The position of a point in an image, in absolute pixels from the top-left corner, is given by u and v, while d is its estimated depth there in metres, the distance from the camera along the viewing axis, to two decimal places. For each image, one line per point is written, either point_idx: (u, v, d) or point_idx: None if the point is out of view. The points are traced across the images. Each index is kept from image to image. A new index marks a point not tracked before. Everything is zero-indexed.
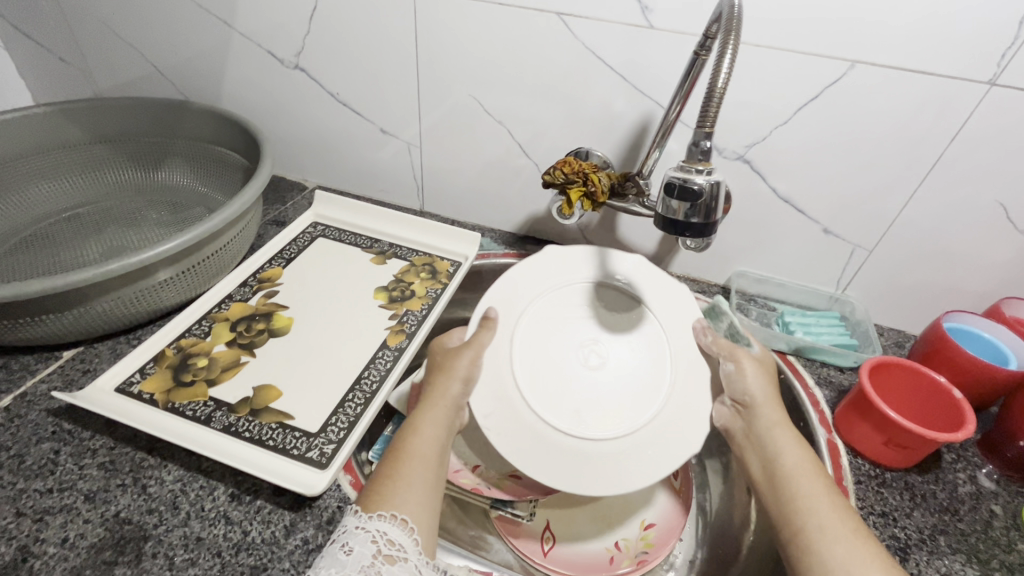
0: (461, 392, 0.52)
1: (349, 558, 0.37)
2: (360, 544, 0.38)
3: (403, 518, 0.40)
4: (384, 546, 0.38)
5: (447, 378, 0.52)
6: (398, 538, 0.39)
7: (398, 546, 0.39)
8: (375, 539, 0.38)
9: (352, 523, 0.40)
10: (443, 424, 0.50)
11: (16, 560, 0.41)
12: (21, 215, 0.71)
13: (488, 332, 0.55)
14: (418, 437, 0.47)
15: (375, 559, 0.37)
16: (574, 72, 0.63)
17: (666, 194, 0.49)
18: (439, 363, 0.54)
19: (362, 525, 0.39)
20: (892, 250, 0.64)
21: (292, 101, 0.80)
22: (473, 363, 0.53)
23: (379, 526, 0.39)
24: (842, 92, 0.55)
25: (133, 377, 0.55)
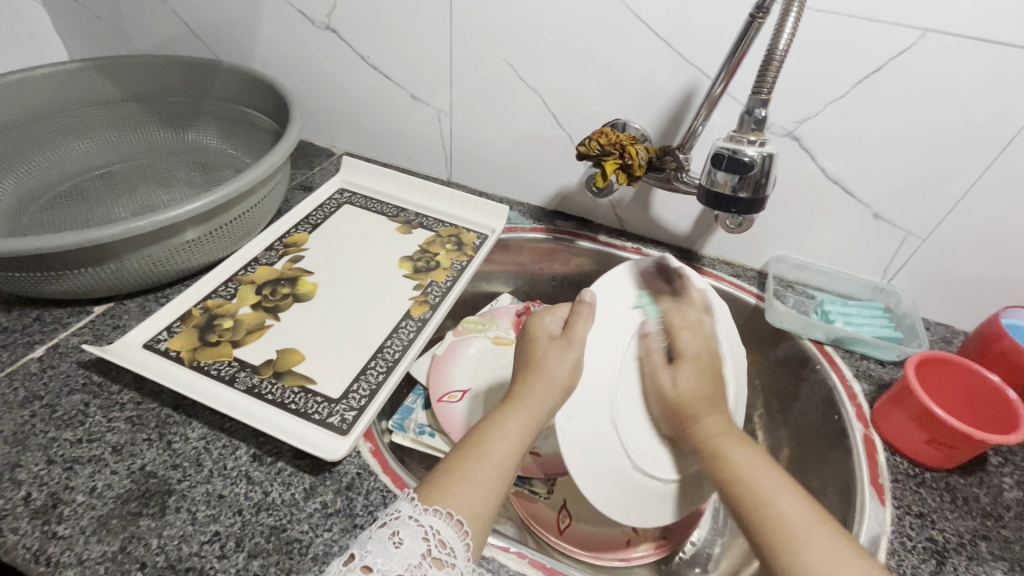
0: (557, 404, 0.48)
1: (398, 551, 0.36)
2: (410, 538, 0.37)
3: (457, 520, 0.38)
4: (434, 548, 0.37)
5: (545, 380, 0.48)
6: (451, 540, 0.37)
7: (449, 548, 0.37)
8: (427, 536, 0.37)
9: (406, 511, 0.38)
10: (530, 434, 0.46)
11: (47, 505, 0.42)
12: (56, 170, 0.72)
13: (581, 323, 0.53)
14: (499, 439, 0.44)
15: (423, 559, 0.36)
16: (615, 38, 0.60)
17: (713, 165, 0.47)
18: (532, 360, 0.50)
19: (416, 517, 0.38)
20: (949, 239, 0.60)
21: (322, 63, 0.78)
22: (574, 372, 0.50)
23: (434, 522, 0.38)
24: (909, 64, 0.51)
25: (161, 334, 0.55)
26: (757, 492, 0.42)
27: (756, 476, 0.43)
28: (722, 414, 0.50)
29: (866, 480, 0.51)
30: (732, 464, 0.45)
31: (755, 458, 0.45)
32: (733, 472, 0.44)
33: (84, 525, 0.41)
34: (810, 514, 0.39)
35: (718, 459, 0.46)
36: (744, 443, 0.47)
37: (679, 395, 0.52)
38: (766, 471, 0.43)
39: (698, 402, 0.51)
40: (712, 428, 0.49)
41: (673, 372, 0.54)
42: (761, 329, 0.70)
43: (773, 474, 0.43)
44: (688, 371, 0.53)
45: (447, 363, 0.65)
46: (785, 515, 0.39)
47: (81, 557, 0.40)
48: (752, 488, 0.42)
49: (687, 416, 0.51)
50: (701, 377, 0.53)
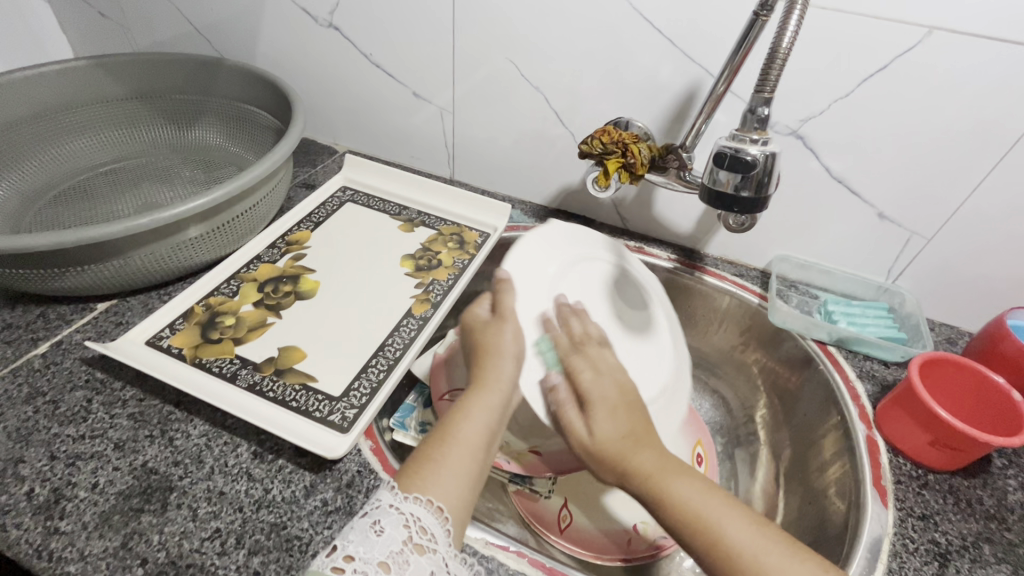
0: (513, 371, 0.50)
1: (379, 538, 0.36)
2: (391, 526, 0.37)
3: (437, 506, 0.39)
4: (415, 534, 0.37)
5: (497, 357, 0.50)
6: (430, 526, 0.38)
7: (430, 533, 0.37)
8: (407, 524, 0.37)
9: (387, 499, 0.38)
10: (498, 408, 0.48)
11: (49, 501, 0.43)
12: (61, 168, 0.72)
13: (510, 296, 0.54)
14: (466, 422, 0.46)
15: (405, 546, 0.36)
16: (618, 36, 0.60)
17: (715, 164, 0.47)
18: (477, 341, 0.52)
19: (396, 505, 0.38)
20: (955, 240, 0.59)
21: (325, 62, 0.79)
22: (517, 339, 0.52)
23: (413, 510, 0.38)
24: (915, 62, 0.50)
25: (163, 332, 0.55)
26: (705, 523, 0.40)
27: (699, 504, 0.41)
28: (653, 446, 0.46)
29: (869, 482, 0.51)
30: (672, 505, 0.41)
31: (691, 486, 0.42)
32: (681, 512, 0.41)
33: (86, 521, 0.42)
34: (754, 532, 0.39)
35: (656, 498, 0.42)
36: (679, 472, 0.43)
37: (596, 441, 0.46)
38: (708, 497, 0.41)
39: (618, 444, 0.46)
40: (643, 466, 0.44)
41: (588, 417, 0.48)
42: (764, 329, 0.69)
43: (718, 500, 0.41)
44: (603, 414, 0.48)
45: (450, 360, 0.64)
46: (740, 547, 0.38)
47: (82, 553, 0.40)
48: (700, 519, 0.40)
49: (610, 463, 0.45)
50: (618, 419, 0.47)
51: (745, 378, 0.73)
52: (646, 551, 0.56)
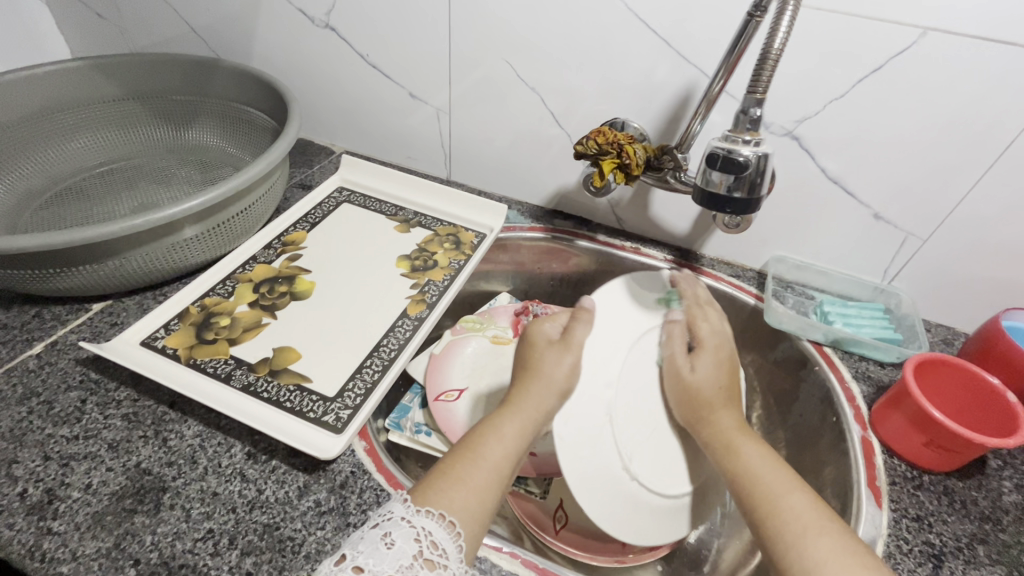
0: (553, 404, 0.50)
1: (389, 552, 0.36)
2: (402, 539, 0.36)
3: (450, 521, 0.38)
4: (426, 549, 0.36)
5: (543, 387, 0.50)
6: (442, 542, 0.37)
7: (441, 549, 0.37)
8: (418, 538, 0.37)
9: (399, 512, 0.38)
10: (526, 438, 0.47)
11: (43, 502, 0.43)
12: (58, 168, 0.72)
13: (581, 329, 0.55)
14: (496, 442, 0.45)
15: (415, 560, 0.36)
16: (613, 37, 0.60)
17: (708, 165, 0.47)
18: (530, 363, 0.52)
19: (408, 517, 0.38)
20: (950, 240, 0.59)
21: (322, 63, 0.79)
22: (570, 372, 0.52)
23: (425, 524, 0.37)
24: (908, 63, 0.50)
25: (158, 332, 0.55)
26: (763, 483, 0.42)
27: (761, 470, 0.43)
28: (734, 411, 0.50)
29: (864, 483, 0.51)
30: (740, 460, 0.45)
31: (764, 455, 0.45)
32: (740, 468, 0.44)
33: (79, 522, 0.42)
34: (815, 511, 0.40)
35: (729, 453, 0.46)
36: (751, 437, 0.47)
37: (691, 381, 0.52)
38: (772, 465, 0.44)
39: (712, 392, 0.51)
40: (722, 424, 0.49)
41: (693, 361, 0.54)
42: (761, 330, 0.69)
43: (785, 472, 0.43)
44: (706, 362, 0.53)
45: (444, 364, 0.64)
46: (791, 510, 0.40)
47: (75, 554, 0.40)
48: (758, 482, 0.43)
49: (700, 406, 0.50)
50: (719, 368, 0.52)
51: None
52: (641, 555, 0.56)
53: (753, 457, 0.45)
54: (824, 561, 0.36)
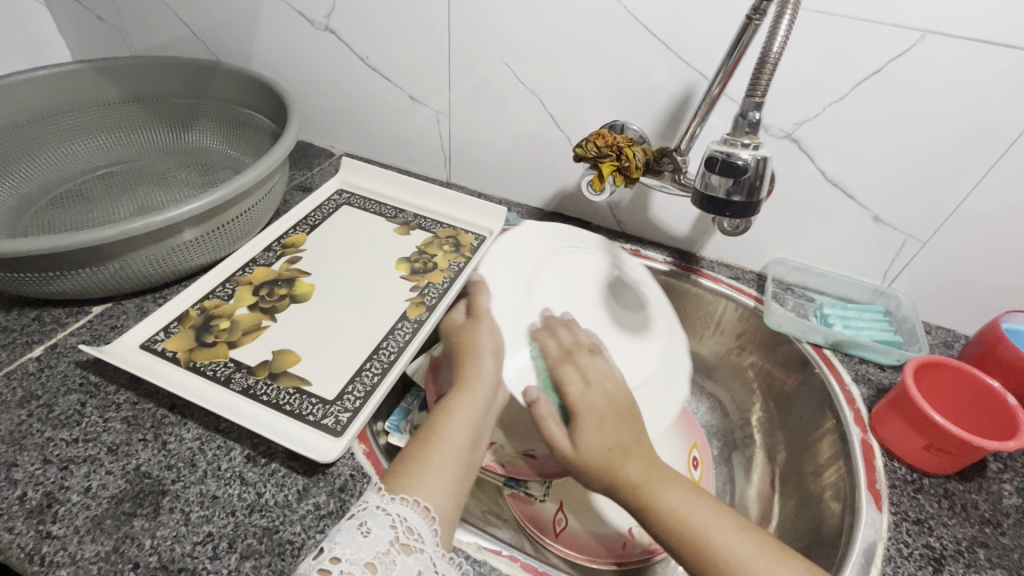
0: (492, 368, 0.55)
1: (366, 540, 0.36)
2: (379, 527, 0.37)
3: (424, 507, 0.40)
4: (403, 534, 0.37)
5: (475, 357, 0.55)
6: (417, 526, 0.38)
7: (416, 533, 0.38)
8: (394, 524, 0.38)
9: (373, 500, 0.39)
10: (477, 409, 0.51)
11: (42, 505, 0.43)
12: (58, 171, 0.73)
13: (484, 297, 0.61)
14: (450, 421, 0.49)
15: (391, 546, 0.36)
16: (613, 40, 0.60)
17: (707, 168, 0.47)
18: (460, 344, 0.58)
19: (383, 506, 0.39)
20: (950, 243, 0.59)
21: (322, 65, 0.79)
22: (492, 336, 0.58)
23: (400, 510, 0.39)
24: (908, 67, 0.50)
25: (158, 335, 0.55)
26: (693, 524, 0.41)
27: (685, 509, 0.42)
28: (641, 455, 0.48)
29: (864, 486, 0.51)
30: (660, 510, 0.43)
31: (681, 494, 0.44)
32: (666, 517, 0.43)
33: (78, 525, 0.42)
34: (750, 543, 0.40)
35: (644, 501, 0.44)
36: (669, 478, 0.45)
37: (586, 449, 0.49)
38: (695, 502, 0.43)
39: (604, 455, 0.48)
40: (631, 474, 0.46)
41: (575, 433, 0.50)
42: (761, 332, 0.69)
43: (709, 505, 0.43)
44: (589, 429, 0.50)
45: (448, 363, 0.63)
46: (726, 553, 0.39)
47: (74, 557, 0.40)
48: (687, 526, 0.41)
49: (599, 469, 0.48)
50: (604, 429, 0.50)
51: (741, 381, 0.73)
52: (641, 555, 0.56)
53: (672, 496, 0.43)
54: None
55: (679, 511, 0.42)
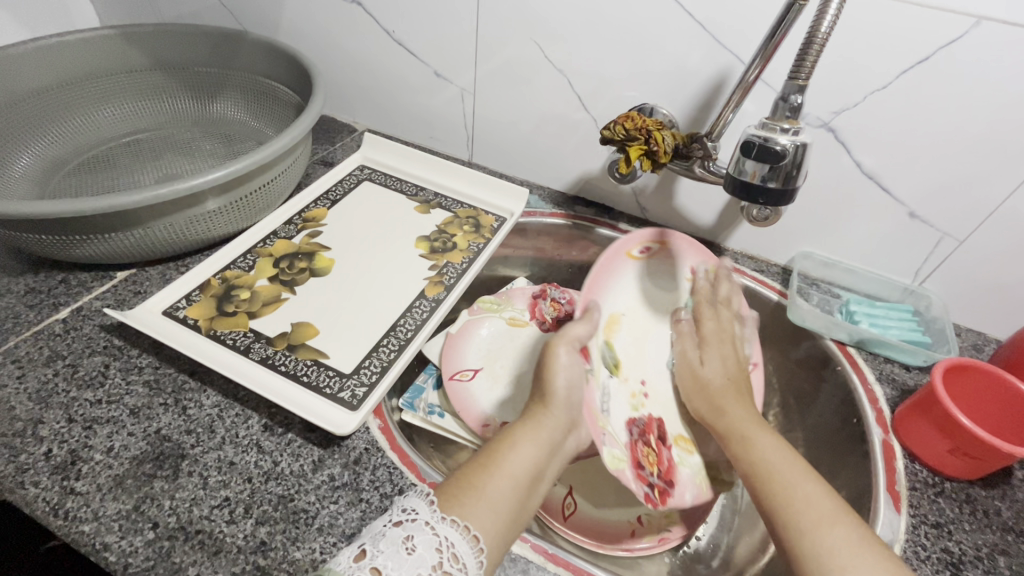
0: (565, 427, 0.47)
1: (410, 557, 0.34)
2: (424, 547, 0.35)
3: (474, 535, 0.36)
4: (447, 561, 0.34)
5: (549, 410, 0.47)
6: (463, 555, 0.35)
7: (462, 563, 0.35)
8: (440, 548, 0.35)
9: (424, 514, 0.36)
10: (545, 446, 0.44)
11: (67, 462, 0.44)
12: (86, 136, 0.73)
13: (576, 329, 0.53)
14: (513, 452, 0.43)
15: (434, 571, 0.34)
16: (648, 18, 0.58)
17: (743, 153, 0.46)
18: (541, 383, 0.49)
19: (433, 524, 0.36)
20: (988, 242, 0.57)
21: (347, 37, 0.78)
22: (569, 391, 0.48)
23: (447, 533, 0.36)
24: (957, 54, 0.48)
25: (180, 303, 0.56)
26: (782, 475, 0.42)
27: (775, 460, 0.43)
28: (746, 404, 0.52)
29: (882, 486, 0.50)
30: (756, 449, 0.45)
31: (779, 448, 0.45)
32: (758, 457, 0.44)
33: (101, 483, 0.43)
34: (826, 495, 0.39)
35: (745, 446, 0.46)
36: (769, 432, 0.47)
37: (703, 378, 0.56)
38: (788, 459, 0.43)
39: (722, 385, 0.55)
40: (738, 414, 0.50)
41: (702, 355, 0.59)
42: (783, 326, 0.68)
43: (799, 465, 0.42)
44: (715, 358, 0.58)
45: (607, 271, 0.61)
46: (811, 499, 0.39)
47: (96, 514, 0.41)
48: (776, 471, 0.42)
49: (720, 409, 0.51)
50: (726, 364, 0.57)
51: None
52: (650, 543, 0.55)
53: (768, 446, 0.45)
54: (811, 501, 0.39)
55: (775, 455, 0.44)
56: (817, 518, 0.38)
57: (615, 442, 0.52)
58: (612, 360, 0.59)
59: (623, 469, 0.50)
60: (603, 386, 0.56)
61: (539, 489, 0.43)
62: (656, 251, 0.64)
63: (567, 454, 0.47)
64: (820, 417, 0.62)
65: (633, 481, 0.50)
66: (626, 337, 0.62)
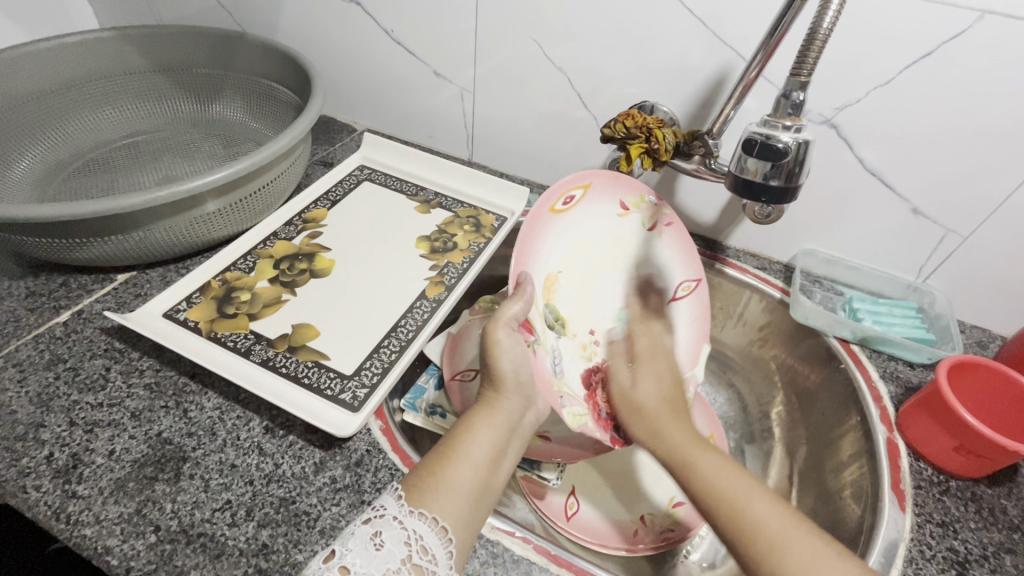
0: (518, 409, 0.48)
1: (378, 553, 0.35)
2: (393, 541, 0.35)
3: (442, 525, 0.37)
4: (415, 554, 0.35)
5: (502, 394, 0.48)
6: (432, 546, 0.36)
7: (431, 555, 0.36)
8: (409, 541, 0.36)
9: (392, 509, 0.37)
10: (502, 429, 0.46)
11: (68, 466, 0.44)
12: (86, 139, 0.73)
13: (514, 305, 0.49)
14: (472, 440, 0.44)
15: (402, 566, 0.35)
16: (649, 15, 0.57)
17: (745, 151, 0.46)
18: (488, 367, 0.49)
19: (401, 518, 0.37)
20: (992, 239, 0.57)
21: (346, 37, 0.77)
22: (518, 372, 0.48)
23: (416, 526, 0.36)
24: (963, 48, 0.47)
25: (180, 305, 0.56)
26: (729, 494, 0.41)
27: (725, 481, 0.42)
28: (684, 425, 0.51)
29: (887, 485, 0.50)
30: (698, 474, 0.44)
31: (721, 463, 0.44)
32: (703, 482, 0.43)
33: (103, 486, 0.43)
34: (788, 520, 0.38)
35: (687, 472, 0.45)
36: (713, 451, 0.46)
37: (637, 401, 0.55)
38: (731, 474, 0.43)
39: (654, 405, 0.55)
40: (676, 435, 0.49)
41: (633, 375, 0.58)
42: (786, 324, 0.67)
43: (745, 480, 0.42)
44: (647, 375, 0.59)
45: (535, 232, 0.54)
46: (761, 522, 0.39)
47: (98, 517, 0.41)
48: (723, 493, 0.41)
49: (647, 420, 0.53)
50: (659, 382, 0.59)
51: (762, 373, 0.72)
52: (654, 543, 0.55)
53: (711, 467, 0.44)
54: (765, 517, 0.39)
55: (718, 478, 0.43)
56: (773, 548, 0.37)
57: (573, 398, 0.51)
58: (555, 316, 0.56)
59: (586, 422, 0.51)
60: (552, 349, 0.53)
61: (503, 469, 0.45)
62: (579, 198, 0.59)
63: (524, 432, 0.49)
64: (825, 414, 0.61)
65: (598, 430, 0.51)
66: (566, 291, 0.58)
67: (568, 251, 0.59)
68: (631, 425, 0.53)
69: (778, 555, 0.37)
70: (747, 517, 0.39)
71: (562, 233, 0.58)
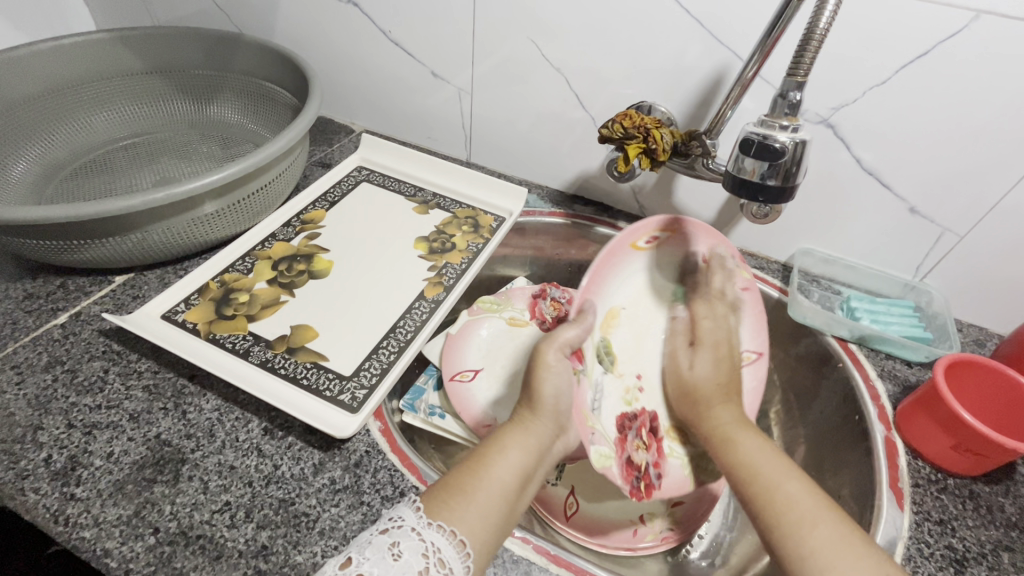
0: (553, 434, 0.46)
1: (396, 563, 0.34)
2: (410, 552, 0.35)
3: (460, 540, 0.37)
4: (433, 566, 0.35)
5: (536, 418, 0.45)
6: (449, 561, 0.36)
7: (448, 568, 0.35)
8: (427, 553, 0.35)
9: (410, 521, 0.37)
10: (533, 453, 0.44)
11: (66, 468, 0.43)
12: (82, 141, 0.73)
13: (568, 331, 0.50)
14: (501, 458, 0.42)
15: None
16: (646, 15, 0.57)
17: (742, 151, 0.46)
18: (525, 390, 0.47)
19: (419, 530, 0.36)
20: (988, 238, 0.57)
21: (343, 38, 0.77)
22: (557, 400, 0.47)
23: (434, 538, 0.36)
24: (958, 48, 0.48)
25: (179, 306, 0.56)
26: (761, 474, 0.42)
27: (759, 462, 0.43)
28: (733, 407, 0.51)
29: (885, 483, 0.50)
30: (738, 451, 0.45)
31: (761, 445, 0.45)
32: (740, 457, 0.44)
33: (101, 489, 0.42)
34: (817, 501, 0.39)
35: (728, 447, 0.46)
36: (754, 434, 0.47)
37: (693, 383, 0.54)
38: (768, 454, 0.44)
39: (710, 388, 0.53)
40: (721, 415, 0.50)
41: (692, 355, 0.57)
42: (784, 323, 0.68)
43: (781, 461, 0.43)
44: (704, 361, 0.56)
45: (609, 263, 0.58)
46: (792, 500, 0.39)
47: (96, 520, 0.41)
48: (757, 472, 0.42)
49: (698, 404, 0.52)
50: (717, 367, 0.55)
51: None
52: (652, 543, 0.56)
53: (750, 447, 0.45)
54: (795, 495, 0.40)
55: (756, 458, 0.44)
56: (804, 524, 0.38)
57: (604, 439, 0.51)
58: (606, 350, 0.57)
59: (611, 466, 0.50)
60: (596, 384, 0.55)
61: (529, 491, 0.43)
62: (664, 240, 0.61)
63: (556, 458, 0.46)
64: (823, 413, 0.61)
65: (620, 477, 0.50)
66: (625, 331, 0.60)
67: (636, 283, 0.61)
68: (679, 405, 0.55)
69: (802, 528, 0.37)
70: (780, 497, 0.40)
71: (637, 269, 0.61)
